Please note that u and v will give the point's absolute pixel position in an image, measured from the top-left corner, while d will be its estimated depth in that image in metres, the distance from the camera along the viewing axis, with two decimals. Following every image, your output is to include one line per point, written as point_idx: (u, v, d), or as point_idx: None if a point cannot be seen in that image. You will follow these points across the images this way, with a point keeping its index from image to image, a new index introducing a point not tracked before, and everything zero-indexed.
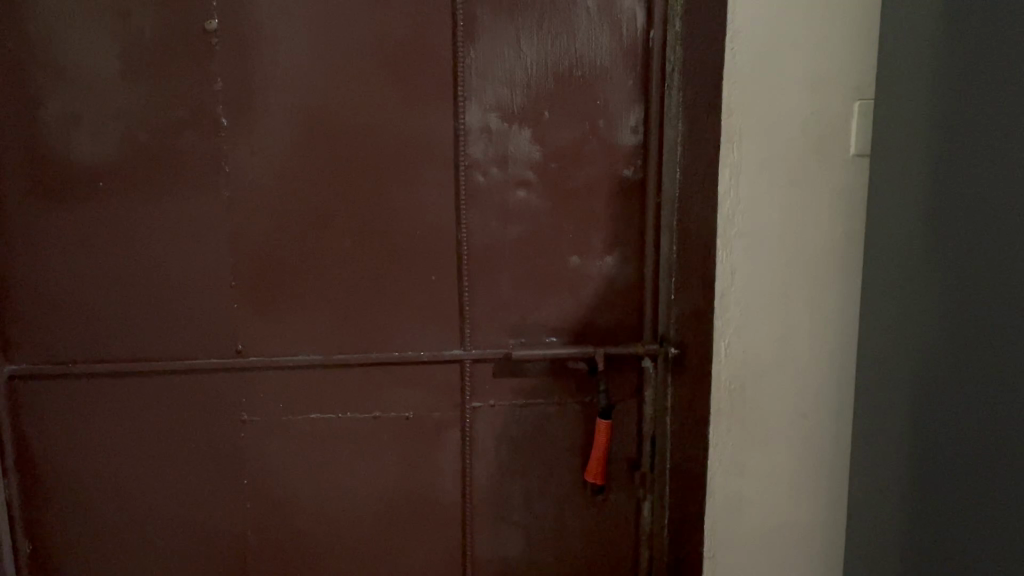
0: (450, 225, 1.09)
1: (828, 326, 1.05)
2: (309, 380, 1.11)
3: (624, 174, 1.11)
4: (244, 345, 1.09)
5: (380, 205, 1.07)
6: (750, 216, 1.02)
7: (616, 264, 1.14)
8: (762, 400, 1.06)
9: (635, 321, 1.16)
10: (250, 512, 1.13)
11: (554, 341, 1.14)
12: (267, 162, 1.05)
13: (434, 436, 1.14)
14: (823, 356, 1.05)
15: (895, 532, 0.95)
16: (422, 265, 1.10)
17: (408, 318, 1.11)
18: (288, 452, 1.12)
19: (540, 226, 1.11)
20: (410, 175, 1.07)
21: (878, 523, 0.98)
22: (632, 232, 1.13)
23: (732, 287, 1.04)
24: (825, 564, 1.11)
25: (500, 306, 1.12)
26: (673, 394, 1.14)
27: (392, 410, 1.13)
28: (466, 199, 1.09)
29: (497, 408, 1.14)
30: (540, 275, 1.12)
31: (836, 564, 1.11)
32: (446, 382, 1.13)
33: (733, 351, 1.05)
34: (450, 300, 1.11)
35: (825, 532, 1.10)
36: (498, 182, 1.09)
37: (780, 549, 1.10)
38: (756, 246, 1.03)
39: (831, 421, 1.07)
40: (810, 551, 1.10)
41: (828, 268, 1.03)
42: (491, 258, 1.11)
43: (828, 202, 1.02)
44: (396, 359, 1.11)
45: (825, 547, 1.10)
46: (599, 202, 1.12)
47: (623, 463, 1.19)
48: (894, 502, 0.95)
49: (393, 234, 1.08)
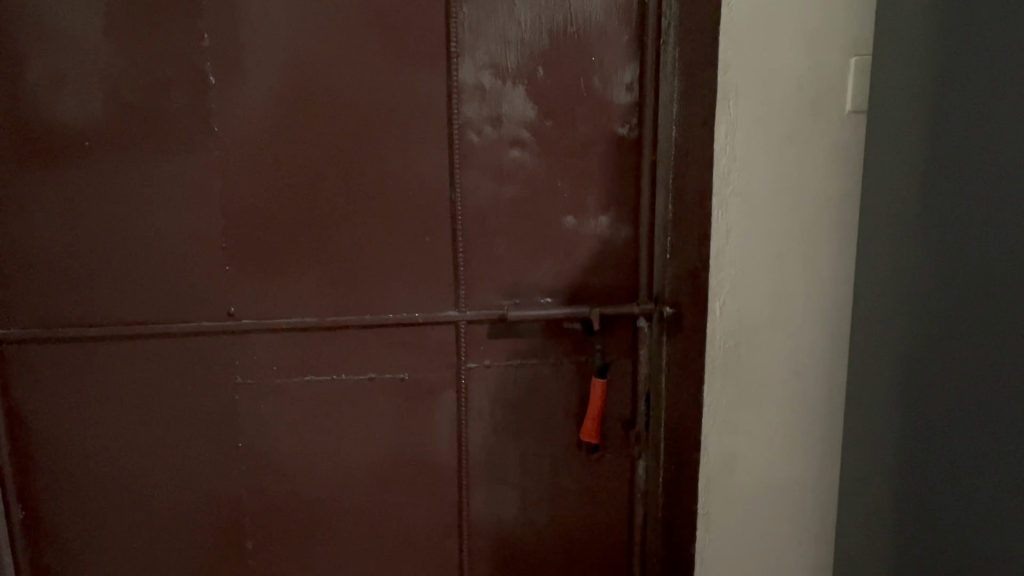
0: (444, 184, 1.08)
1: (823, 283, 1.05)
2: (304, 342, 1.10)
3: (620, 132, 1.10)
4: (236, 309, 1.08)
5: (372, 166, 1.06)
6: (746, 174, 1.01)
7: (610, 223, 1.13)
8: (758, 357, 1.07)
9: (629, 282, 1.16)
10: (246, 476, 1.13)
11: (549, 301, 1.14)
12: (257, 121, 1.03)
13: (430, 398, 1.14)
14: (817, 313, 1.06)
15: (888, 488, 0.96)
16: (415, 226, 1.09)
17: (403, 280, 1.10)
18: (283, 415, 1.12)
19: (534, 185, 1.10)
20: (400, 135, 1.06)
21: (872, 479, 0.99)
22: (627, 192, 1.12)
23: (727, 246, 1.03)
24: (817, 518, 1.12)
25: (494, 267, 1.12)
26: (667, 352, 1.14)
27: (388, 372, 1.12)
28: (460, 159, 1.08)
29: (493, 369, 1.14)
30: (534, 236, 1.11)
31: (828, 520, 1.12)
32: (442, 343, 1.13)
33: (728, 310, 1.05)
34: (445, 261, 1.10)
35: (818, 488, 1.12)
36: (491, 140, 1.08)
37: (774, 505, 1.11)
38: (752, 205, 1.02)
39: (826, 378, 1.08)
40: (803, 507, 1.12)
41: (824, 226, 1.03)
42: (487, 219, 1.10)
43: (824, 160, 1.02)
44: (391, 321, 1.11)
45: (818, 502, 1.12)
46: (594, 161, 1.11)
47: (618, 423, 1.19)
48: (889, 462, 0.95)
49: (385, 195, 1.07)
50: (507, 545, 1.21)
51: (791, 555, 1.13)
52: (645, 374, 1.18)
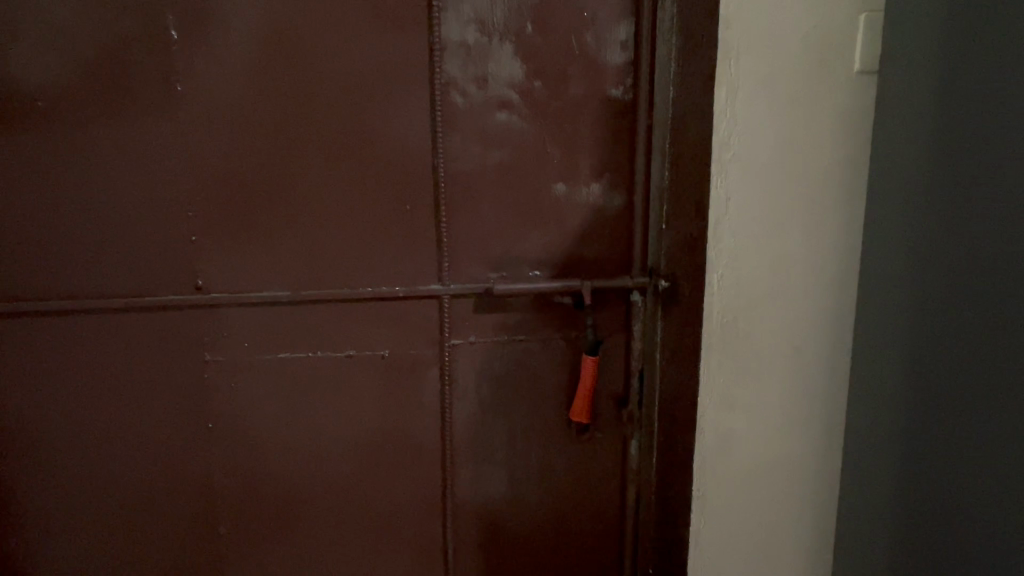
0: (426, 149, 1.01)
1: (826, 254, 1.00)
2: (278, 318, 1.04)
3: (613, 94, 1.04)
4: (205, 282, 1.02)
5: (349, 130, 0.99)
6: (747, 138, 0.95)
7: (603, 192, 1.07)
8: (756, 333, 1.01)
9: (621, 254, 1.10)
10: (219, 457, 1.07)
11: (538, 275, 1.07)
12: (225, 80, 0.96)
13: (412, 376, 1.08)
14: (820, 285, 1.01)
15: (892, 469, 0.91)
16: (396, 194, 1.02)
17: (383, 252, 1.04)
18: (257, 393, 1.06)
19: (523, 151, 1.03)
20: (379, 96, 0.99)
21: (875, 459, 0.95)
22: (620, 158, 1.06)
23: (727, 215, 0.97)
24: (815, 499, 1.08)
25: (479, 237, 1.05)
26: (662, 329, 1.08)
27: (367, 348, 1.06)
28: (443, 122, 1.01)
29: (478, 346, 1.08)
30: (522, 205, 1.05)
31: (827, 499, 1.08)
32: (424, 318, 1.07)
33: (726, 283, 0.99)
34: (427, 231, 1.04)
35: (817, 467, 1.07)
36: (477, 102, 1.01)
37: (771, 485, 1.07)
38: (753, 173, 0.96)
39: (828, 355, 1.03)
40: (801, 487, 1.07)
41: (828, 194, 0.98)
42: (472, 186, 1.03)
43: (829, 123, 0.96)
44: (370, 296, 1.04)
45: (816, 482, 1.08)
46: (587, 125, 1.04)
47: (610, 402, 1.13)
48: (894, 443, 0.90)
49: (363, 160, 1.01)
50: (494, 527, 1.16)
51: (789, 536, 1.09)
52: (638, 350, 1.12)
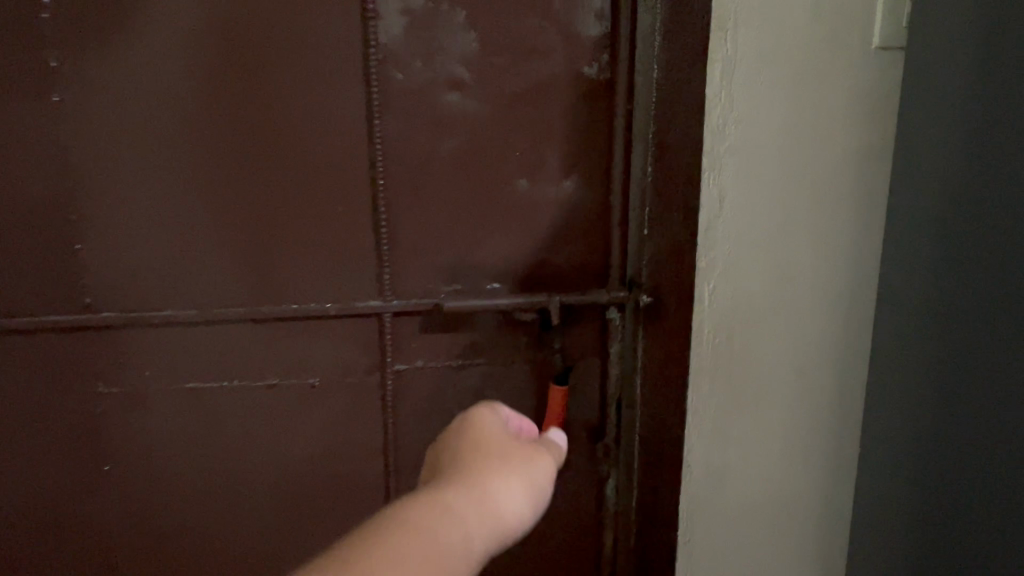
0: (361, 139, 0.82)
1: (836, 261, 0.85)
2: (179, 340, 0.84)
3: (588, 72, 0.84)
4: (94, 299, 0.82)
5: (263, 115, 0.80)
6: (747, 126, 0.79)
7: (576, 190, 0.87)
8: (755, 353, 0.86)
9: (598, 262, 0.91)
10: (118, 507, 0.88)
11: (498, 288, 0.88)
12: (106, 51, 0.76)
13: (350, 409, 0.89)
14: (829, 296, 0.86)
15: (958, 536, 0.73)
16: (325, 193, 0.82)
17: (308, 262, 0.84)
18: (161, 432, 0.87)
19: (481, 140, 0.84)
20: (297, 74, 0.79)
21: (929, 518, 0.77)
22: (597, 149, 0.87)
23: (721, 217, 0.81)
24: (819, 534, 0.95)
25: (429, 244, 0.86)
26: (645, 348, 0.91)
27: (294, 376, 0.87)
28: (379, 107, 0.81)
29: (428, 371, 0.89)
30: (479, 206, 0.85)
31: (832, 534, 0.95)
32: (363, 342, 0.87)
33: (719, 297, 0.84)
34: (365, 239, 0.84)
35: (821, 500, 0.94)
36: (423, 81, 0.81)
37: (769, 523, 0.93)
38: (754, 165, 0.80)
39: (835, 374, 0.89)
40: (803, 522, 0.94)
41: (840, 191, 0.83)
42: (418, 184, 0.84)
43: (843, 107, 0.80)
44: (293, 314, 0.85)
45: (820, 516, 0.94)
46: (557, 110, 0.85)
47: (584, 434, 0.96)
48: (948, 489, 0.75)
49: (282, 152, 0.81)
50: None
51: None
52: (616, 375, 0.94)
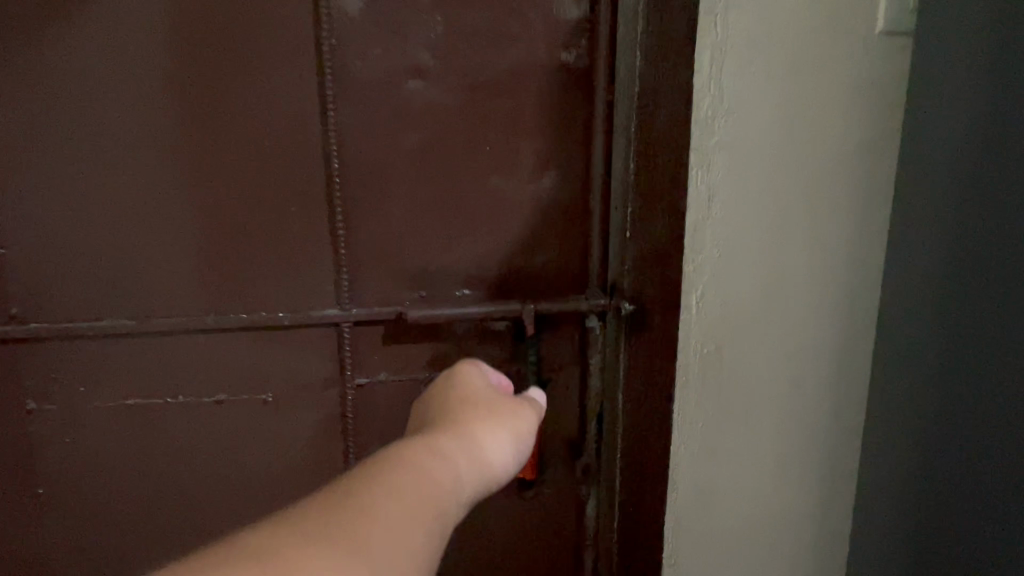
0: (314, 132, 0.74)
1: (835, 265, 0.78)
2: (116, 353, 0.77)
3: (565, 59, 0.77)
4: (21, 309, 0.74)
5: (204, 106, 0.72)
6: (738, 118, 0.72)
7: (552, 188, 0.80)
8: (746, 364, 0.80)
9: (576, 267, 0.83)
10: (54, 533, 0.81)
11: (467, 295, 0.81)
12: (25, 34, 0.68)
13: (307, 427, 0.82)
14: (827, 302, 0.79)
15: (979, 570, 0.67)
16: (276, 192, 0.75)
17: (258, 267, 0.77)
18: (98, 452, 0.79)
19: (448, 134, 0.76)
20: (242, 60, 0.71)
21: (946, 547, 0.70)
22: (574, 143, 0.80)
23: (709, 217, 0.75)
24: (815, 554, 0.89)
25: (390, 248, 0.78)
26: (627, 361, 0.84)
27: (244, 392, 0.80)
28: (334, 97, 0.73)
29: (393, 386, 0.82)
30: (445, 205, 0.78)
31: (830, 553, 0.89)
32: (320, 354, 0.80)
33: (707, 304, 0.77)
34: (321, 242, 0.77)
35: (818, 518, 0.87)
36: (382, 68, 0.74)
37: (761, 543, 0.87)
38: (746, 163, 0.73)
39: (832, 388, 0.83)
40: (798, 542, 0.88)
41: (840, 189, 0.76)
42: (378, 182, 0.76)
43: (844, 98, 0.73)
44: (243, 325, 0.78)
45: (817, 535, 0.88)
46: (531, 101, 0.77)
47: (562, 451, 0.89)
48: (962, 514, 0.68)
49: (227, 147, 0.73)
50: None
51: None
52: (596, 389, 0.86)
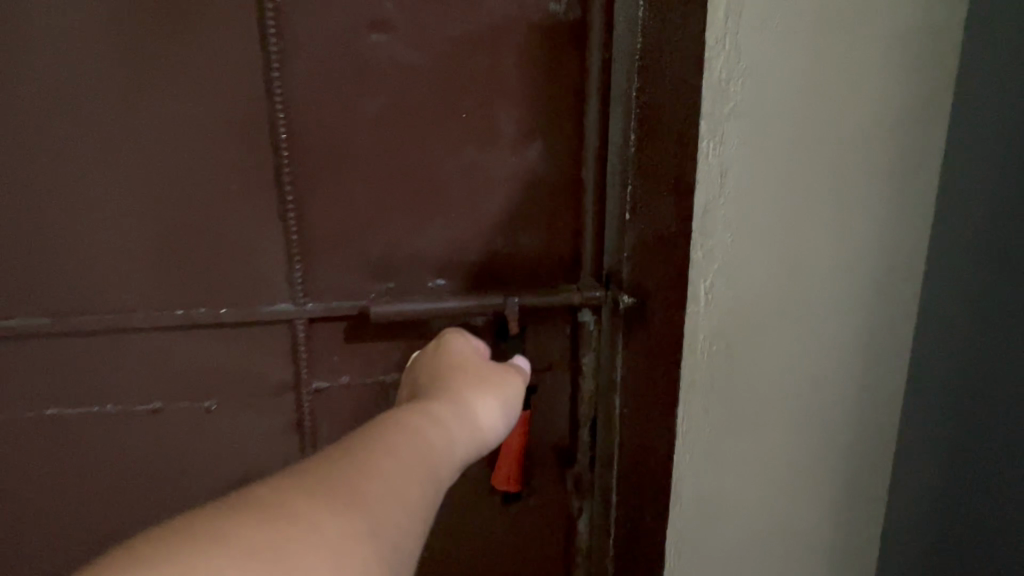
0: (257, 96, 0.62)
1: (866, 250, 0.67)
2: (24, 356, 0.65)
3: (554, 11, 0.65)
4: None
5: (120, 65, 0.59)
6: (759, 79, 0.59)
7: (539, 162, 0.69)
8: (760, 365, 0.68)
9: (566, 253, 0.73)
10: None
11: (441, 286, 0.70)
12: None
13: (258, 436, 0.71)
14: (855, 294, 0.68)
15: None
16: (212, 169, 0.63)
17: (195, 257, 0.65)
18: (16, 469, 0.69)
19: (417, 99, 0.65)
20: (163, 8, 0.58)
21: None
22: (565, 110, 0.68)
23: (722, 197, 0.62)
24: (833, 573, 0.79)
25: (350, 233, 0.67)
26: (626, 362, 0.73)
27: (184, 399, 0.69)
28: (279, 55, 0.61)
29: (357, 391, 0.71)
30: (415, 183, 0.67)
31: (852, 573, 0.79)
32: (273, 356, 0.69)
33: (718, 298, 0.65)
34: (269, 228, 0.65)
35: (840, 536, 0.77)
36: (337, 20, 0.61)
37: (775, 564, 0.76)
38: (765, 137, 0.61)
39: (859, 396, 0.72)
40: (816, 562, 0.77)
41: (876, 162, 0.64)
42: (334, 156, 0.65)
43: (886, 53, 0.61)
44: (178, 324, 0.66)
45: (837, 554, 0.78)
46: (515, 60, 0.66)
47: (551, 456, 0.80)
48: None
49: (149, 114, 0.61)
50: None
51: None
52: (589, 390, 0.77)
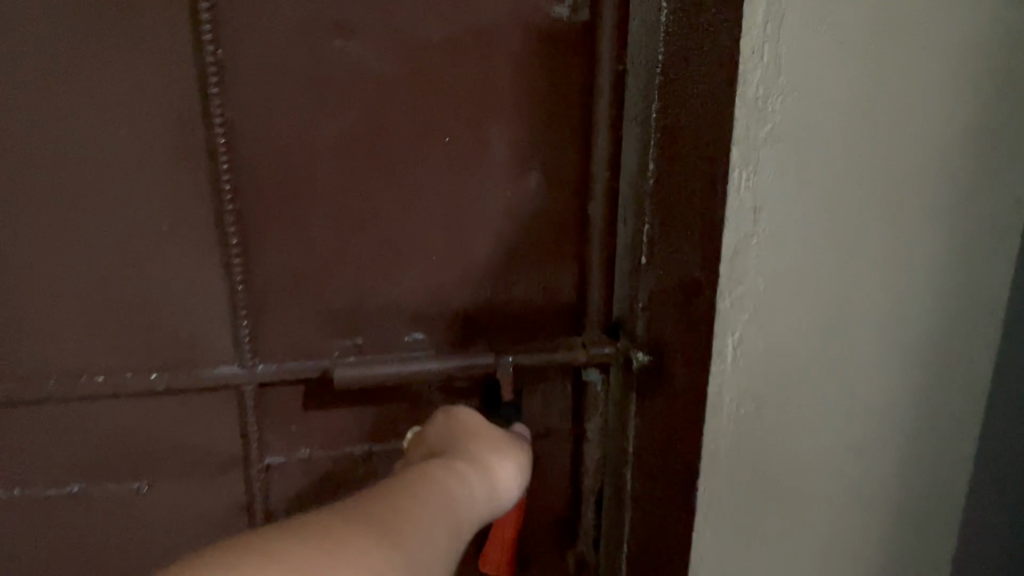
0: (193, 117, 0.50)
1: (929, 302, 0.55)
2: None
3: (558, 15, 0.54)
4: None
5: (15, 79, 0.47)
6: (807, 98, 0.48)
7: (538, 194, 0.58)
8: (797, 438, 0.57)
9: (569, 299, 0.62)
10: None
11: (420, 340, 0.59)
12: None
13: (199, 522, 0.59)
14: (913, 354, 0.56)
15: None
16: (137, 205, 0.51)
17: (115, 313, 0.53)
18: None
19: (390, 121, 0.53)
20: (69, 7, 0.46)
21: None
22: (568, 133, 0.57)
23: (756, 240, 0.51)
24: None
25: (309, 281, 0.55)
26: (639, 430, 0.62)
27: (108, 480, 0.56)
28: (217, 67, 0.49)
29: (319, 465, 0.59)
30: (387, 220, 0.55)
31: None
32: (212, 430, 0.57)
33: (749, 360, 0.53)
34: (209, 277, 0.53)
35: None
36: (291, 24, 0.49)
37: None
38: (810, 168, 0.49)
39: (915, 478, 0.60)
40: None
41: (944, 197, 0.52)
42: (287, 189, 0.53)
43: (964, 65, 0.49)
44: (96, 393, 0.54)
45: None
46: (511, 72, 0.54)
47: (548, 530, 0.69)
48: None
49: (52, 139, 0.48)
50: None
51: None
52: (596, 459, 0.66)
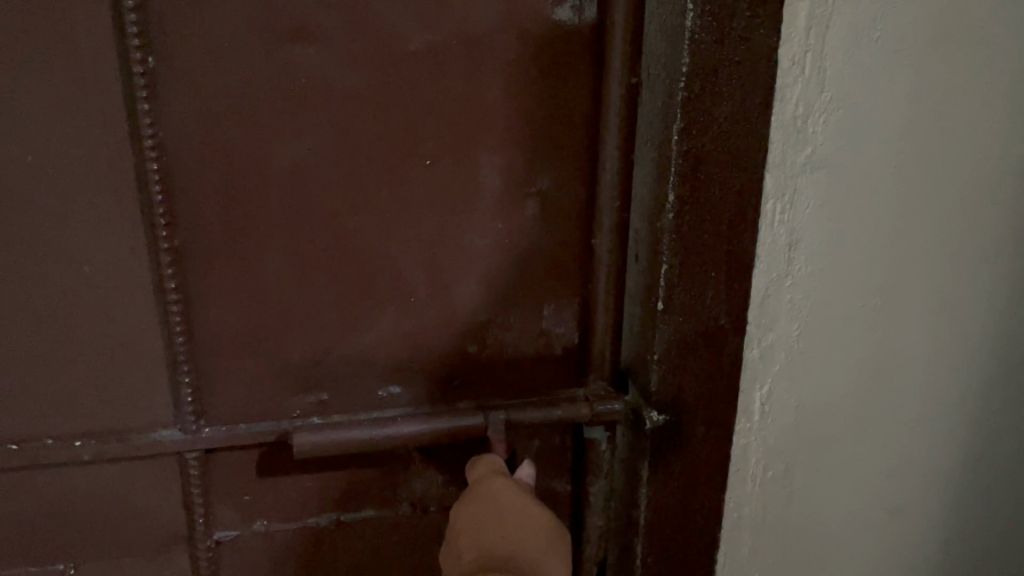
0: (119, 139, 0.41)
1: (981, 354, 0.47)
2: None
3: (560, 17, 0.45)
4: None
5: None
6: (855, 118, 0.39)
7: (533, 226, 0.49)
8: (832, 514, 0.48)
9: (570, 346, 0.53)
10: None
11: (396, 395, 0.51)
12: None
13: None
14: (959, 414, 0.48)
15: None
16: (54, 245, 0.42)
17: (32, 372, 0.44)
18: None
19: (358, 143, 0.44)
20: None
21: None
22: (569, 155, 0.48)
23: (789, 286, 0.42)
24: None
25: (263, 330, 0.47)
26: (648, 503, 0.51)
27: (29, 561, 0.48)
28: (147, 80, 0.40)
29: (276, 537, 0.51)
30: (353, 259, 0.47)
31: None
32: (151, 502, 0.48)
33: (778, 426, 0.45)
34: (143, 328, 0.45)
35: None
36: (239, 29, 0.41)
37: None
38: (855, 198, 0.41)
39: (960, 552, 0.52)
40: None
41: (1001, 234, 0.44)
42: (234, 224, 0.44)
43: None
44: (11, 466, 0.45)
45: None
46: (503, 85, 0.46)
47: None
48: None
49: None
50: None
51: None
52: (599, 525, 0.57)
